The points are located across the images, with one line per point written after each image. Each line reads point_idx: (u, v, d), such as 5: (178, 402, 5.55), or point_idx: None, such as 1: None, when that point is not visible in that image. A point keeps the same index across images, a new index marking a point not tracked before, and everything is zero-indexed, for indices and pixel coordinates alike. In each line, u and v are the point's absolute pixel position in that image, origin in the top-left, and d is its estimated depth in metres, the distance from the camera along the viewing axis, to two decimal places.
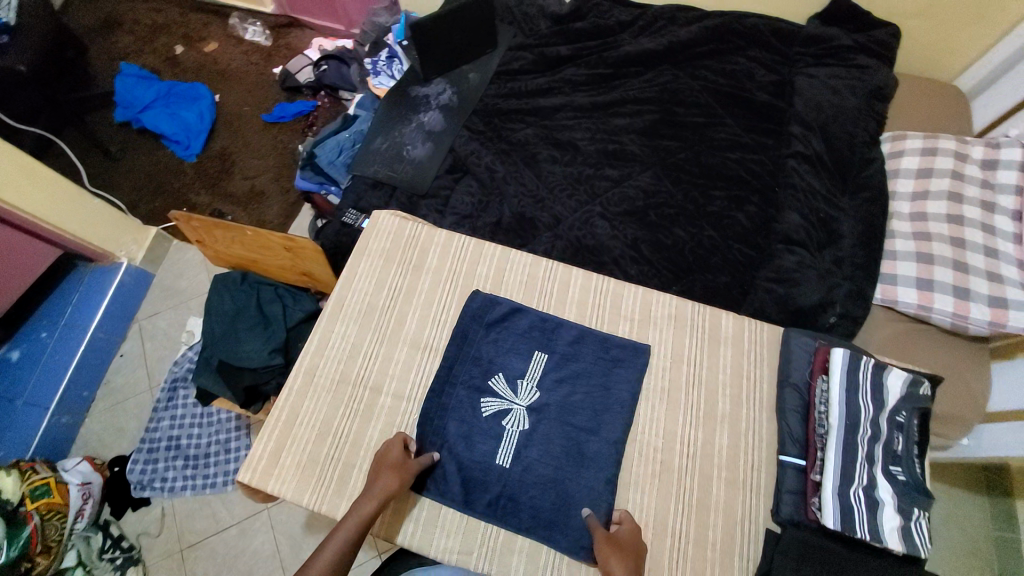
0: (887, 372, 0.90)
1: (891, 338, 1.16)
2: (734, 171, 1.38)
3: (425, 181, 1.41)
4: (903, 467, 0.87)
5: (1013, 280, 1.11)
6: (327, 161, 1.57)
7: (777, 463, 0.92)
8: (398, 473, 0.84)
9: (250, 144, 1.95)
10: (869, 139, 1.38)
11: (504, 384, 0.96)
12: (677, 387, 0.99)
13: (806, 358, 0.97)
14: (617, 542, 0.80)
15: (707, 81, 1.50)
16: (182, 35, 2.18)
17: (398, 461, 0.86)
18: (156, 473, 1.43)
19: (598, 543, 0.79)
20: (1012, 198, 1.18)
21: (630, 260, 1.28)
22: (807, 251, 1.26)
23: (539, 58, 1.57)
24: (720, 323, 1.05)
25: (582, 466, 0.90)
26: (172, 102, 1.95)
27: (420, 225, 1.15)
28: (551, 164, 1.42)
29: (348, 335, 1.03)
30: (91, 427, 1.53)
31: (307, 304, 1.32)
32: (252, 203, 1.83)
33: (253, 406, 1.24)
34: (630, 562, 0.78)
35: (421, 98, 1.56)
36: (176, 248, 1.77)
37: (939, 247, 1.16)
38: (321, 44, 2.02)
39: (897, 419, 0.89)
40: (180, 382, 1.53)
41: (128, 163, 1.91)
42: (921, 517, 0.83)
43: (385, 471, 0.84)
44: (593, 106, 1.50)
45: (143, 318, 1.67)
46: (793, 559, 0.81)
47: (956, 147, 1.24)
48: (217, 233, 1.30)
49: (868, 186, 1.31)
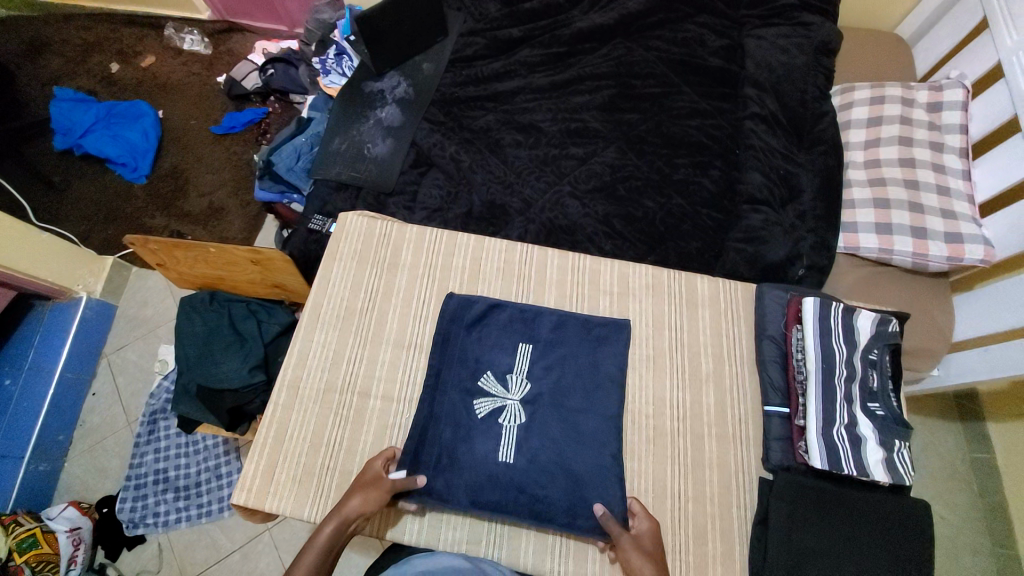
0: (857, 315, 0.94)
1: (857, 283, 1.22)
2: (696, 137, 1.40)
3: (390, 178, 1.38)
4: (880, 402, 0.90)
5: (966, 215, 1.18)
6: (286, 168, 1.52)
7: (763, 413, 0.96)
8: (368, 491, 0.82)
9: (203, 159, 1.87)
10: (819, 94, 1.42)
11: (494, 382, 0.96)
12: (662, 353, 1.01)
13: (781, 311, 1.00)
14: (638, 540, 0.80)
15: (661, 51, 1.51)
16: (117, 51, 2.06)
17: (375, 477, 0.84)
18: (148, 509, 1.38)
19: (620, 541, 0.79)
20: (958, 137, 1.24)
21: (604, 236, 1.29)
22: (772, 209, 1.30)
23: (492, 42, 1.55)
24: (697, 286, 1.07)
25: (581, 445, 0.91)
26: (113, 123, 1.85)
27: (389, 222, 1.12)
28: (516, 149, 1.41)
29: (329, 342, 1.01)
30: (70, 471, 1.47)
31: (283, 317, 1.28)
32: (212, 220, 1.77)
33: (240, 427, 1.20)
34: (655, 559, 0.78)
35: (375, 94, 1.52)
36: (137, 275, 1.70)
37: (894, 192, 1.21)
38: (265, 47, 1.94)
39: (870, 357, 0.92)
40: (159, 413, 1.48)
41: (73, 192, 1.81)
42: (902, 447, 0.88)
43: (361, 487, 0.82)
44: (552, 86, 1.49)
45: (111, 352, 1.60)
46: (788, 501, 0.84)
47: (902, 93, 1.29)
48: (177, 254, 1.24)
49: (823, 140, 1.35)
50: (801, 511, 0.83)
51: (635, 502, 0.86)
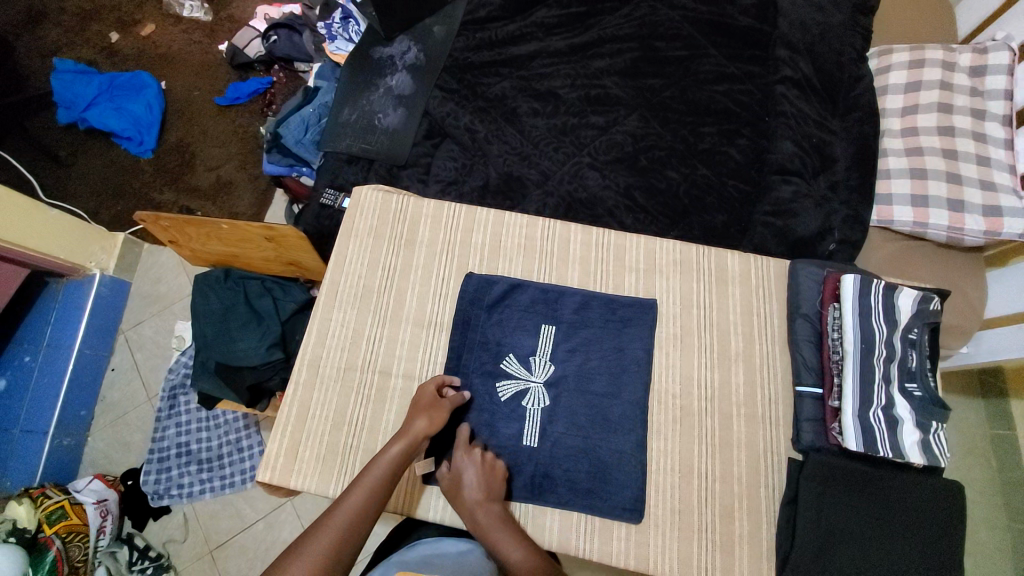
0: (898, 293, 0.90)
1: (890, 256, 1.17)
2: (723, 104, 1.33)
3: (402, 150, 1.33)
4: (918, 382, 0.87)
5: (1007, 186, 1.11)
6: (294, 141, 1.47)
7: (794, 394, 0.93)
8: (431, 414, 0.85)
9: (208, 131, 1.82)
10: (856, 57, 1.34)
11: (517, 365, 0.94)
12: (690, 332, 0.98)
13: (816, 289, 0.96)
14: (458, 480, 0.84)
15: (687, 10, 1.41)
16: (116, 20, 1.98)
17: (431, 403, 0.87)
18: (172, 481, 1.41)
19: (446, 481, 0.84)
20: (1002, 103, 1.16)
21: (625, 210, 1.25)
22: (803, 180, 1.24)
23: (506, 2, 1.46)
24: (726, 263, 1.03)
25: (608, 430, 0.90)
26: (116, 95, 1.80)
27: (405, 196, 1.08)
28: (533, 118, 1.35)
29: (348, 321, 0.99)
30: (95, 445, 1.50)
31: (298, 294, 1.26)
32: (221, 195, 1.74)
33: (259, 404, 1.22)
34: (477, 488, 0.83)
35: (385, 60, 1.45)
36: (148, 252, 1.68)
37: (932, 162, 1.15)
38: (267, 12, 1.85)
39: (909, 337, 0.89)
40: (179, 389, 1.49)
41: (80, 167, 1.78)
42: (939, 428, 0.85)
43: (420, 412, 0.85)
44: (570, 49, 1.41)
45: (127, 329, 1.61)
46: (820, 482, 0.83)
47: (943, 57, 1.20)
48: (190, 231, 1.22)
49: (859, 106, 1.28)
50: (830, 494, 0.82)
51: (463, 432, 0.87)
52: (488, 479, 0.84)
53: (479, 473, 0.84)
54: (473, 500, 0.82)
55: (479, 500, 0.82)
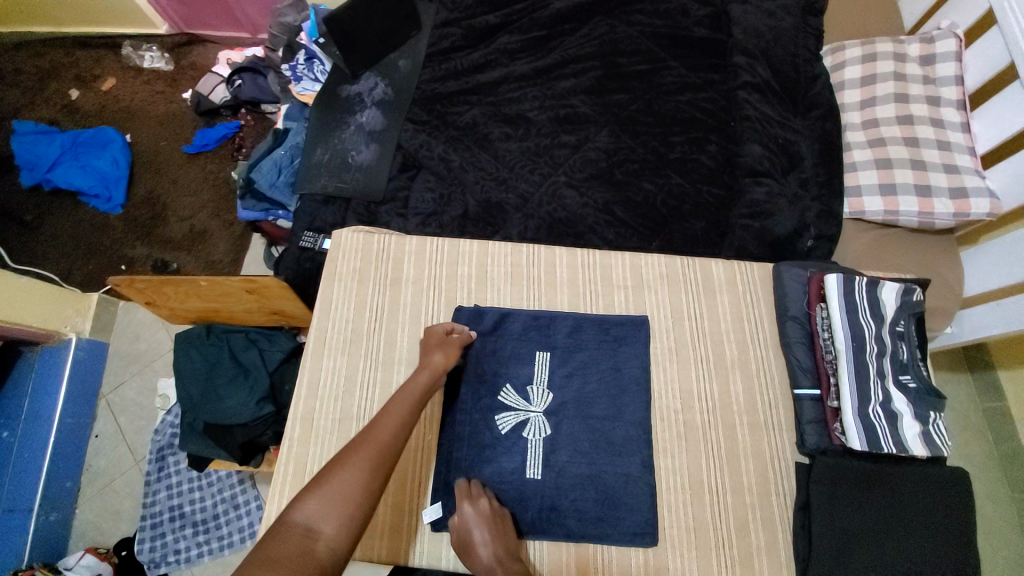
0: (881, 287, 0.92)
1: (866, 248, 1.19)
2: (688, 113, 1.36)
3: (379, 186, 1.32)
4: (911, 374, 0.89)
5: (969, 168, 1.16)
6: (268, 184, 1.45)
7: (793, 397, 0.94)
8: (445, 350, 0.89)
9: (178, 181, 1.79)
10: (810, 57, 1.40)
11: (515, 395, 0.92)
12: (684, 344, 0.98)
13: (802, 290, 0.98)
14: (467, 538, 0.78)
15: (644, 25, 1.45)
16: (75, 76, 1.95)
17: (441, 340, 0.90)
18: (167, 547, 1.35)
19: (456, 541, 0.79)
20: (954, 89, 1.22)
21: (606, 225, 1.26)
22: (775, 180, 1.27)
23: (468, 31, 1.48)
24: (712, 272, 1.04)
25: (613, 454, 0.89)
26: (81, 153, 1.77)
27: (386, 236, 1.08)
28: (506, 142, 1.35)
29: (339, 368, 0.97)
30: (82, 519, 1.43)
31: (285, 342, 1.24)
32: (197, 245, 1.70)
33: (254, 459, 1.17)
34: (489, 542, 0.78)
35: (353, 98, 1.45)
36: (125, 310, 1.63)
37: (894, 150, 1.19)
38: (229, 57, 1.85)
39: (898, 329, 0.91)
40: (167, 449, 1.43)
41: (47, 229, 1.73)
42: (937, 418, 0.87)
43: (434, 349, 0.89)
44: (535, 72, 1.43)
45: (109, 392, 1.55)
46: (829, 483, 0.83)
47: (893, 48, 1.26)
48: (166, 291, 1.19)
49: (819, 104, 1.33)
50: (841, 494, 0.82)
51: (463, 487, 0.83)
52: (498, 529, 0.80)
53: (487, 527, 0.79)
54: (486, 555, 0.76)
55: (493, 556, 0.76)
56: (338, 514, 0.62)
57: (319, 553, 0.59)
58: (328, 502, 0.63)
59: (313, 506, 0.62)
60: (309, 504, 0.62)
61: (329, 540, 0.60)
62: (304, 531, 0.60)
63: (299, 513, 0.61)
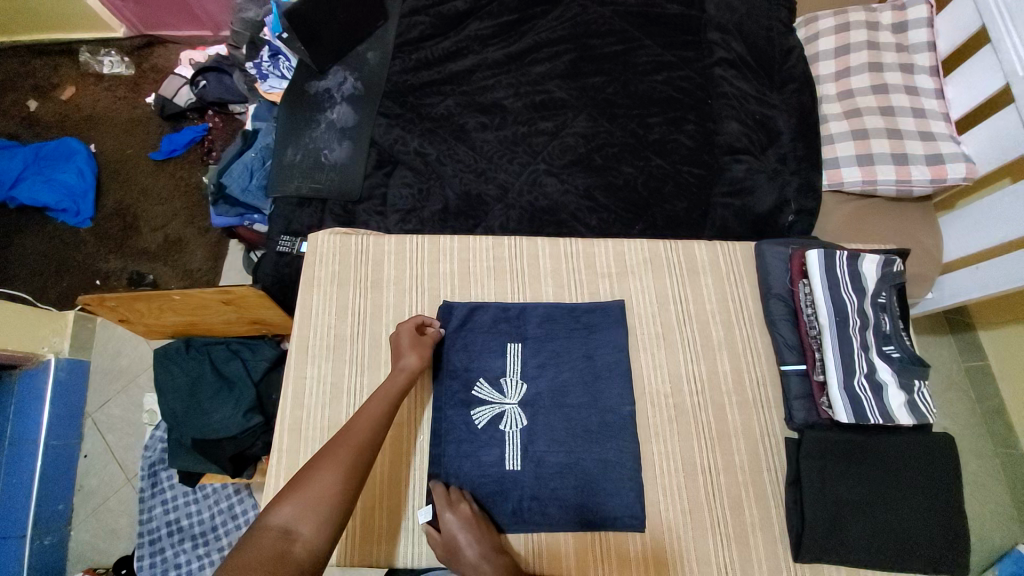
0: (862, 260, 0.92)
1: (846, 219, 1.20)
2: (665, 93, 1.34)
3: (355, 184, 1.29)
4: (894, 344, 0.90)
5: (944, 134, 1.16)
6: (240, 189, 1.41)
7: (780, 374, 0.95)
8: (418, 351, 0.87)
9: (149, 190, 1.73)
10: (784, 29, 1.38)
11: (489, 389, 0.92)
12: (671, 328, 0.98)
13: (784, 267, 0.98)
14: (450, 543, 0.78)
15: (616, 4, 1.42)
16: (32, 86, 1.87)
17: (413, 341, 0.89)
18: (167, 562, 1.33)
19: (439, 549, 0.78)
20: (927, 55, 1.22)
21: (587, 211, 1.25)
22: (753, 156, 1.26)
23: (437, 19, 1.44)
24: (694, 254, 1.04)
25: (598, 442, 0.88)
26: (44, 166, 1.69)
27: (364, 236, 1.05)
28: (482, 132, 1.33)
29: (325, 375, 0.95)
30: (78, 541, 1.41)
31: (267, 351, 1.22)
32: (173, 254, 1.65)
33: (245, 472, 1.16)
34: (472, 542, 0.77)
35: (322, 94, 1.40)
36: (104, 326, 1.59)
37: (870, 121, 1.19)
38: (191, 57, 1.78)
39: (880, 301, 0.92)
40: (159, 465, 1.40)
41: (17, 248, 1.66)
42: (922, 386, 0.88)
43: (406, 350, 0.88)
44: (508, 58, 1.40)
45: (94, 411, 1.51)
46: (818, 458, 0.84)
47: (865, 17, 1.26)
48: (139, 306, 1.15)
49: (794, 77, 1.32)
50: (830, 467, 0.84)
51: (439, 494, 0.82)
52: (480, 529, 0.79)
53: (468, 528, 0.79)
54: (472, 554, 0.76)
55: (479, 555, 0.76)
56: (315, 516, 0.62)
57: (297, 555, 0.58)
58: (305, 504, 0.63)
59: (290, 508, 0.62)
60: (286, 507, 0.62)
61: (306, 542, 0.60)
62: (281, 534, 0.60)
63: (275, 517, 0.61)
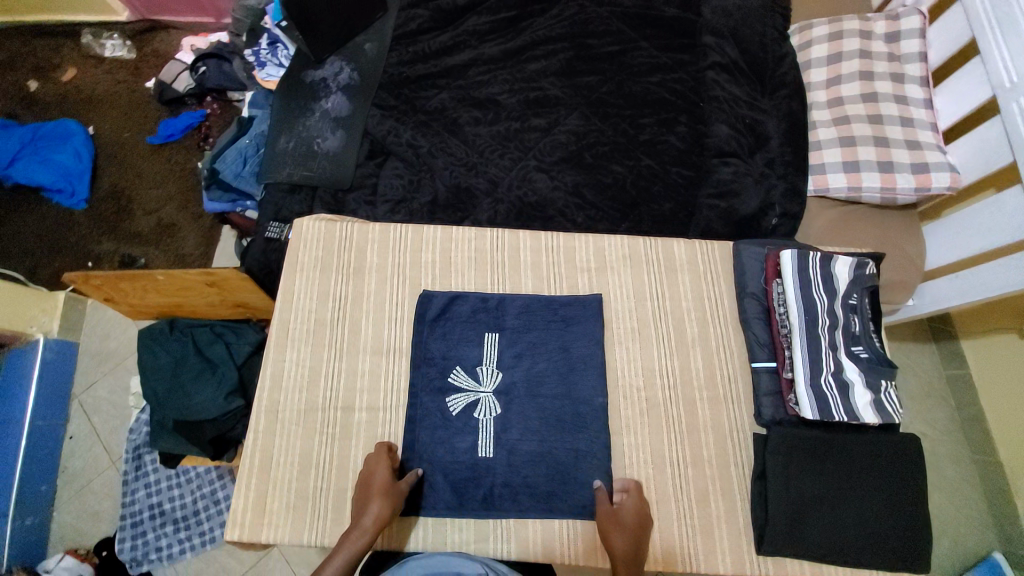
0: (835, 262, 0.94)
1: (828, 224, 1.21)
2: (659, 94, 1.35)
3: (347, 173, 1.30)
4: (863, 345, 0.92)
5: (930, 143, 1.17)
6: (233, 175, 1.42)
7: (751, 370, 0.96)
8: (388, 498, 0.81)
9: (143, 174, 1.74)
10: (778, 36, 1.39)
11: (465, 377, 0.93)
12: (646, 323, 1.00)
13: (759, 266, 1.00)
14: (615, 518, 0.82)
15: (614, 6, 1.44)
16: (33, 66, 1.88)
17: (386, 485, 0.82)
18: (150, 545, 1.34)
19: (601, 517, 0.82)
20: (918, 65, 1.23)
21: (575, 208, 1.26)
22: (741, 159, 1.27)
23: (435, 13, 1.45)
24: (673, 251, 1.05)
25: (571, 432, 0.90)
26: (40, 147, 1.70)
27: (349, 224, 1.06)
28: (475, 126, 1.34)
29: (303, 359, 0.96)
30: (60, 520, 1.42)
31: (252, 335, 1.24)
32: (165, 238, 1.66)
33: (225, 456, 1.16)
34: (631, 534, 0.81)
35: (318, 83, 1.41)
36: (94, 308, 1.60)
37: (858, 128, 1.20)
38: (193, 43, 1.79)
39: (850, 302, 0.93)
40: (143, 448, 1.41)
41: (12, 227, 1.68)
42: (889, 386, 0.90)
43: (374, 497, 0.81)
44: (504, 55, 1.41)
45: (81, 393, 1.52)
46: (785, 455, 0.86)
47: (859, 26, 1.27)
48: (126, 285, 1.18)
49: (785, 83, 1.33)
50: (794, 463, 0.85)
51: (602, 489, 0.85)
52: (641, 522, 0.83)
53: (633, 522, 0.82)
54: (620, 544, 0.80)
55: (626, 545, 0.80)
56: None
57: None
58: None
59: None
60: None
61: None
62: None
63: None
